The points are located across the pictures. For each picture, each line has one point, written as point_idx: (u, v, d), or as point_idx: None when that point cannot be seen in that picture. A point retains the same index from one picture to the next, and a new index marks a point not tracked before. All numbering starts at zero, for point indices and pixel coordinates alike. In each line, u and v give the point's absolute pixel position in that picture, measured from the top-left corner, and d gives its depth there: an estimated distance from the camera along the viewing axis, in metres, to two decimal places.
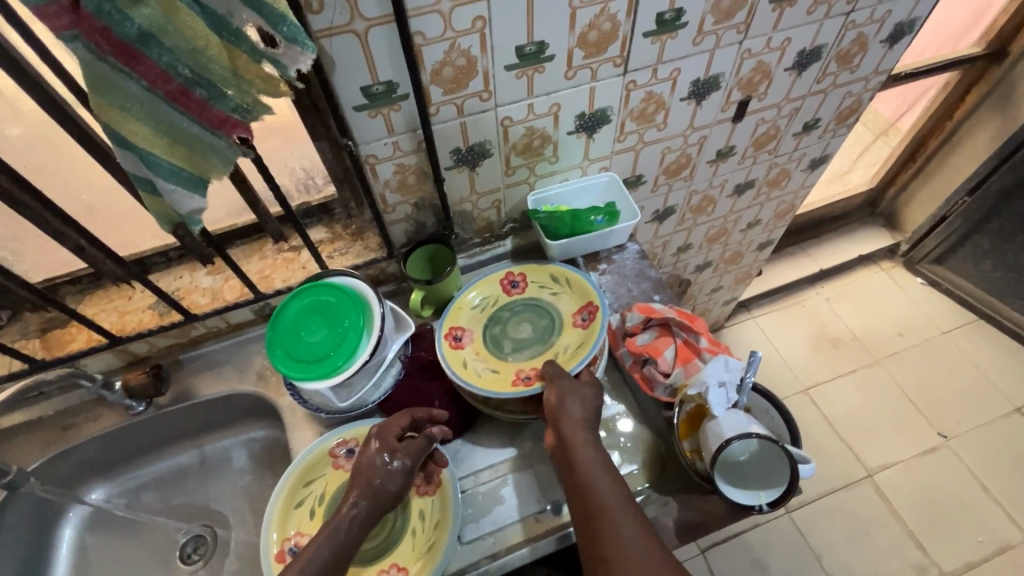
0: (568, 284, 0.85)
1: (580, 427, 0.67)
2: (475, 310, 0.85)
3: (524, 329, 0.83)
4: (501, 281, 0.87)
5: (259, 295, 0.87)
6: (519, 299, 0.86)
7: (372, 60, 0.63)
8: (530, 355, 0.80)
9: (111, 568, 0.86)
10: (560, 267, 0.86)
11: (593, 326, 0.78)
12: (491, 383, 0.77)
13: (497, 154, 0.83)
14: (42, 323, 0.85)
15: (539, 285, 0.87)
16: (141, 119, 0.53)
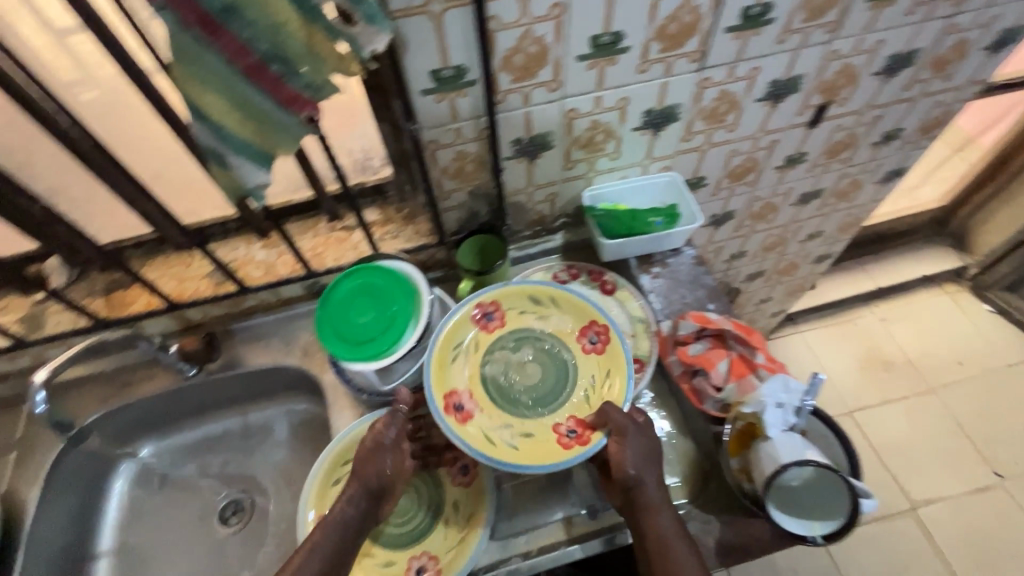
0: (557, 306, 0.78)
1: (652, 477, 0.66)
2: (463, 356, 0.76)
3: (530, 364, 0.77)
4: (473, 316, 0.78)
5: (311, 272, 0.88)
6: (505, 332, 0.78)
7: (444, 43, 0.62)
8: (556, 400, 0.74)
9: (155, 522, 0.89)
10: (538, 287, 0.78)
11: (610, 349, 0.75)
12: (534, 452, 0.69)
13: (558, 147, 0.80)
14: (107, 283, 0.89)
15: (520, 310, 0.79)
16: (218, 92, 0.53)
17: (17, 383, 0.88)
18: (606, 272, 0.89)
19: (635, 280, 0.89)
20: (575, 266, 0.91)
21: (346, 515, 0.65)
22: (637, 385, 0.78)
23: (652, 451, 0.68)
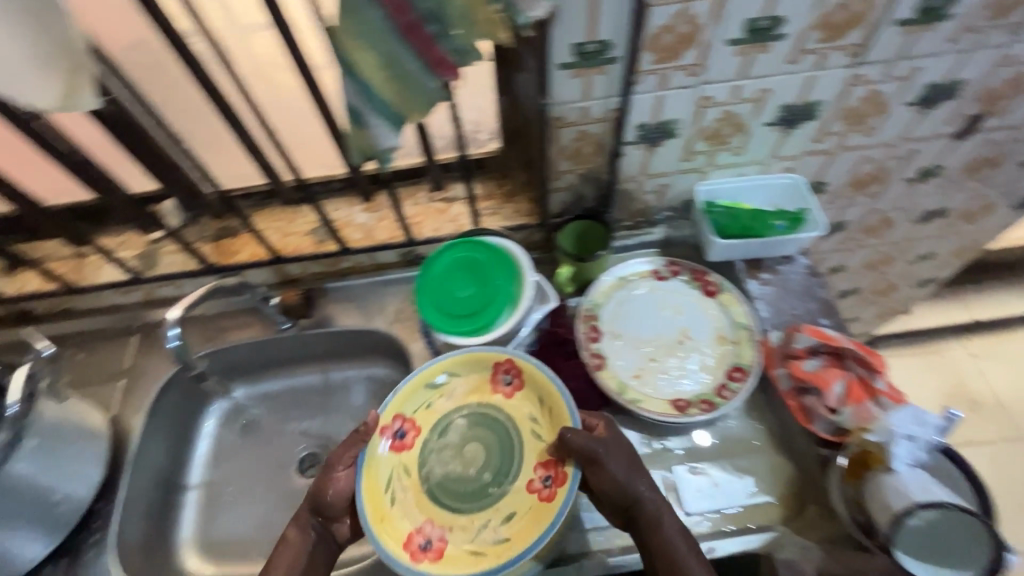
0: (446, 374, 0.75)
1: (648, 491, 0.64)
2: (399, 485, 0.72)
3: (467, 436, 0.74)
4: (387, 446, 0.73)
5: (410, 241, 0.89)
6: (424, 436, 0.75)
7: (595, 14, 0.58)
8: (507, 461, 0.72)
9: (237, 463, 0.90)
10: (424, 371, 0.74)
11: (526, 378, 0.74)
12: (524, 529, 0.67)
13: (683, 136, 0.76)
14: (216, 230, 0.92)
15: (419, 405, 0.75)
16: (372, 49, 0.52)
17: (128, 316, 0.93)
18: (709, 272, 0.85)
19: (741, 284, 0.84)
20: (679, 262, 0.87)
21: (303, 536, 0.67)
22: (737, 395, 0.74)
23: (632, 462, 0.65)
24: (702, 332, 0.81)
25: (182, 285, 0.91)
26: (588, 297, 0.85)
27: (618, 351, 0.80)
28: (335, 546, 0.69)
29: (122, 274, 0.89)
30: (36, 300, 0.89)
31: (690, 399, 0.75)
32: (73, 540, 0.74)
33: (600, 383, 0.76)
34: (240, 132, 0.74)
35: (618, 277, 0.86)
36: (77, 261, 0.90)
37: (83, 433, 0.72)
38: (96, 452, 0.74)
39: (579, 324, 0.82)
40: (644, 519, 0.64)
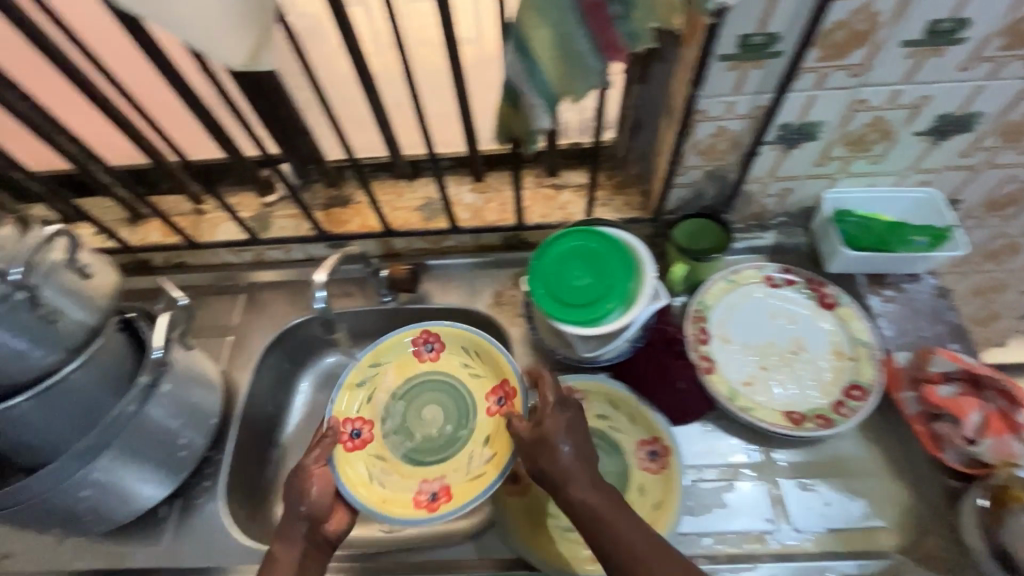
0: (373, 363, 0.82)
1: (573, 464, 0.61)
2: (376, 468, 0.77)
3: (416, 399, 0.82)
4: (347, 448, 0.77)
5: (519, 226, 0.88)
6: (379, 425, 0.80)
7: (771, 5, 0.56)
8: (465, 405, 0.80)
9: None
10: (352, 371, 0.81)
11: (443, 339, 0.83)
12: (501, 439, 0.74)
13: (823, 140, 0.73)
14: (326, 199, 0.93)
15: (362, 402, 0.80)
16: (551, 28, 0.52)
17: (236, 275, 0.96)
18: (827, 283, 0.82)
19: (862, 300, 0.81)
20: (794, 270, 0.83)
21: (288, 549, 0.68)
22: (857, 414, 0.72)
23: (572, 431, 0.62)
24: (817, 345, 0.78)
25: (290, 249, 0.93)
26: (696, 298, 0.83)
27: (729, 357, 0.78)
28: (328, 545, 0.70)
29: (238, 234, 0.92)
30: (151, 253, 0.93)
31: (804, 413, 0.73)
32: (186, 486, 0.78)
33: (711, 387, 0.75)
34: (374, 103, 0.75)
35: (729, 280, 0.84)
36: (195, 217, 0.93)
37: (203, 385, 0.75)
38: (212, 405, 0.77)
39: (688, 324, 0.80)
40: (574, 498, 0.60)
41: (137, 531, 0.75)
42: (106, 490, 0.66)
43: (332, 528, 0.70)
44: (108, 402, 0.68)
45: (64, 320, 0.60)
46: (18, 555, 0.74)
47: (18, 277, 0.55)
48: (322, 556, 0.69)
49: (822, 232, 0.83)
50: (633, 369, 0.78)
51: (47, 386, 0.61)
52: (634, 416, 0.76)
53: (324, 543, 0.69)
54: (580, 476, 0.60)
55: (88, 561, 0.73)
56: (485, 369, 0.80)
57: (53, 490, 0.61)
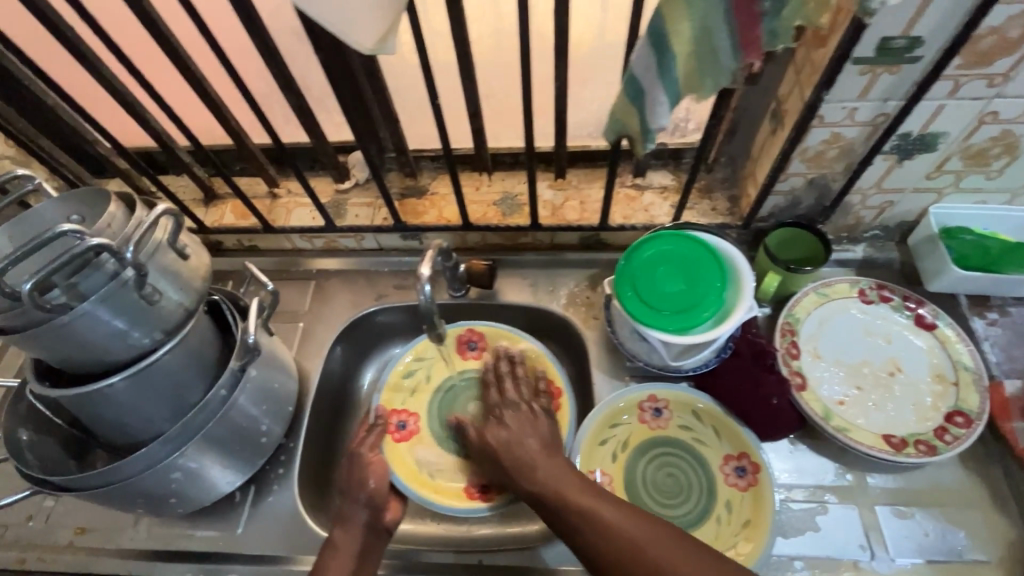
0: (417, 361, 0.89)
1: (539, 455, 0.65)
2: (426, 461, 0.83)
3: (456, 394, 0.87)
4: (397, 440, 0.84)
5: (600, 226, 0.85)
6: (424, 419, 0.86)
7: (922, 8, 0.53)
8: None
9: None
10: (393, 369, 0.87)
11: (486, 338, 0.88)
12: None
13: (942, 152, 0.69)
14: (402, 188, 0.92)
15: (406, 396, 0.87)
16: (691, 20, 0.49)
17: (307, 261, 0.95)
18: (925, 302, 0.78)
19: (965, 321, 0.78)
20: (888, 286, 0.79)
21: (349, 536, 0.66)
22: (962, 442, 0.68)
23: (534, 430, 0.69)
24: (916, 367, 0.74)
25: (363, 238, 0.92)
26: (786, 310, 0.79)
27: (821, 374, 0.75)
28: (387, 533, 0.70)
29: (312, 220, 0.91)
30: (226, 235, 0.93)
31: (904, 438, 0.70)
32: (261, 471, 0.77)
33: (804, 405, 0.72)
34: (469, 94, 0.72)
35: (820, 293, 0.80)
36: (271, 201, 0.93)
37: (282, 372, 0.75)
38: (289, 393, 0.76)
39: (778, 337, 0.77)
40: (541, 482, 0.63)
41: (215, 514, 0.75)
42: (195, 474, 0.66)
43: (389, 517, 0.71)
44: (193, 385, 0.66)
45: (164, 300, 0.59)
46: (97, 531, 0.75)
47: (130, 256, 0.53)
48: (380, 544, 0.68)
49: (923, 250, 0.79)
50: (722, 381, 0.75)
51: (143, 367, 0.59)
52: (719, 428, 0.74)
53: (383, 532, 0.69)
54: (540, 463, 0.64)
55: (166, 541, 0.74)
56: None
57: (149, 471, 0.61)
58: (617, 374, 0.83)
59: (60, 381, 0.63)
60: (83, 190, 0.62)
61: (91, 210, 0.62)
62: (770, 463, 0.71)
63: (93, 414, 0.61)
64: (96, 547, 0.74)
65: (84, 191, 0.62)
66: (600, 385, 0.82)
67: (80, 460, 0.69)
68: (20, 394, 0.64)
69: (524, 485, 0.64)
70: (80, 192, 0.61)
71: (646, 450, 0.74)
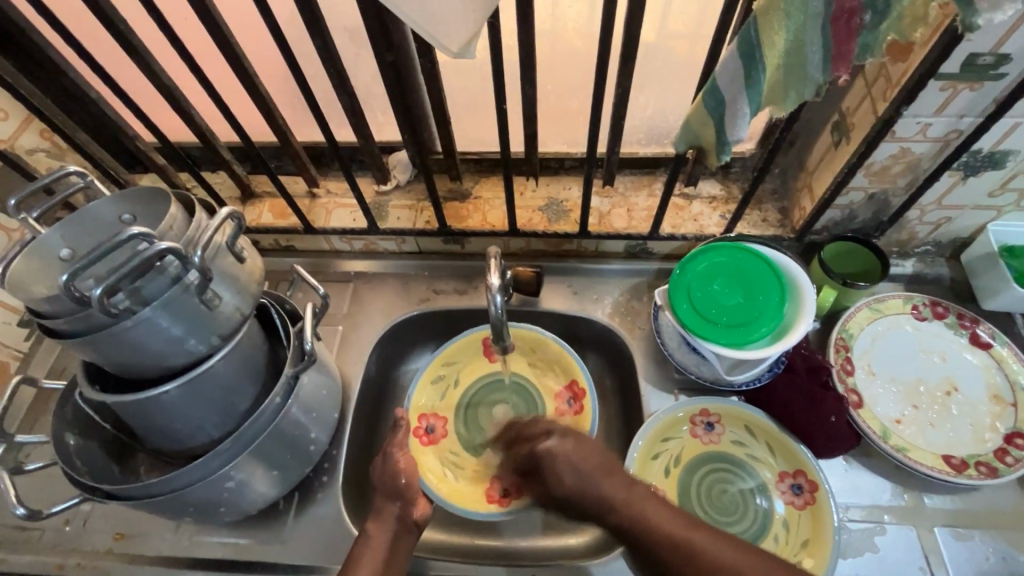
0: (446, 365, 0.87)
1: (612, 484, 0.59)
2: (449, 465, 0.82)
3: (482, 399, 0.87)
4: (423, 443, 0.84)
5: (649, 236, 0.84)
6: (452, 422, 0.86)
7: (1016, 26, 0.52)
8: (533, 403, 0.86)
9: None
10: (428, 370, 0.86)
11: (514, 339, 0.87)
12: None
13: (1009, 170, 0.68)
14: (444, 191, 0.89)
15: (436, 400, 0.86)
16: (788, 32, 0.47)
17: (344, 263, 0.93)
18: (980, 321, 0.77)
19: (1022, 341, 0.77)
20: (943, 303, 0.78)
21: (381, 529, 0.65)
22: (1023, 464, 0.68)
23: (593, 455, 0.60)
24: (972, 387, 0.74)
25: (404, 241, 0.90)
26: (841, 325, 0.78)
27: (877, 392, 0.74)
28: (416, 529, 0.68)
29: (353, 222, 0.88)
30: (263, 235, 0.90)
31: (964, 458, 0.69)
32: (303, 479, 0.76)
33: (862, 423, 0.71)
34: (528, 100, 0.70)
35: (873, 308, 0.79)
36: (309, 201, 0.90)
37: (328, 378, 0.73)
38: (334, 399, 0.74)
39: (832, 353, 0.76)
40: (621, 512, 0.58)
41: (257, 521, 0.74)
42: (245, 483, 0.65)
43: (419, 512, 0.68)
44: (244, 392, 0.64)
45: (222, 305, 0.57)
46: (135, 537, 0.73)
47: (196, 261, 0.51)
48: (409, 541, 0.67)
49: (979, 268, 0.78)
50: (778, 396, 0.73)
51: (198, 374, 0.58)
52: (773, 444, 0.73)
53: (412, 528, 0.67)
54: (619, 494, 0.59)
55: (207, 548, 0.72)
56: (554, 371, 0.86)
57: (205, 480, 0.60)
58: (665, 386, 0.81)
59: (108, 385, 0.61)
60: (138, 188, 0.60)
61: (145, 209, 0.60)
62: (827, 481, 0.70)
63: (146, 421, 0.59)
64: (133, 554, 0.72)
65: (138, 191, 0.59)
66: (648, 397, 0.80)
67: (123, 464, 0.67)
68: (66, 397, 0.62)
69: (607, 517, 0.59)
70: (135, 191, 0.59)
71: (699, 465, 0.73)
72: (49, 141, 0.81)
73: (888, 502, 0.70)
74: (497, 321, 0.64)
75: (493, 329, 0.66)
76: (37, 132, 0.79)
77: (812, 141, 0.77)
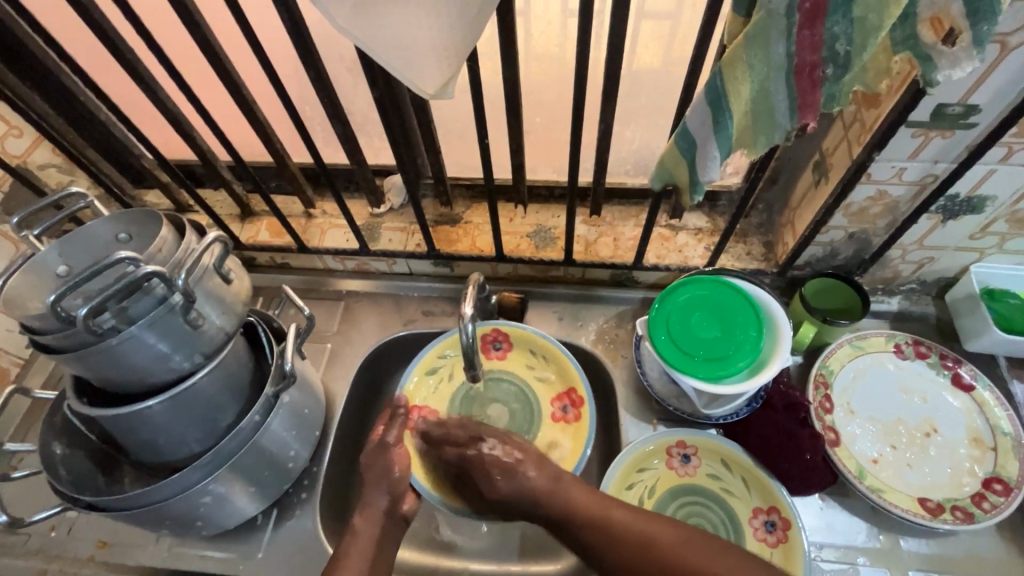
0: (442, 357, 0.86)
1: (541, 479, 0.65)
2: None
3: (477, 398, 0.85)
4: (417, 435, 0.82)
5: (633, 265, 0.85)
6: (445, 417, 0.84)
7: (983, 79, 0.53)
8: (531, 407, 0.84)
9: None
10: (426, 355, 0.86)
11: (512, 341, 0.86)
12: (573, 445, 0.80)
13: (987, 215, 0.68)
14: (435, 215, 0.91)
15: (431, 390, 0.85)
16: (752, 81, 0.49)
17: (337, 281, 0.95)
18: (963, 362, 0.77)
19: (1005, 385, 0.77)
20: (925, 342, 0.78)
21: (367, 524, 0.65)
22: (1000, 510, 0.67)
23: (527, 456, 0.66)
24: (952, 429, 0.73)
25: (395, 262, 0.92)
26: (821, 361, 0.78)
27: (855, 431, 0.74)
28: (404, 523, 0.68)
29: (346, 242, 0.90)
30: (258, 252, 0.93)
31: (940, 502, 0.69)
32: (284, 494, 0.77)
33: (839, 461, 0.71)
34: (513, 133, 0.73)
35: (855, 345, 0.79)
36: (305, 221, 0.93)
37: (312, 397, 0.75)
38: (316, 417, 0.76)
39: (811, 390, 0.76)
40: (549, 502, 0.64)
41: (235, 535, 0.75)
42: (223, 498, 0.67)
43: (408, 506, 0.69)
44: (226, 408, 0.66)
45: (206, 325, 0.59)
46: (118, 546, 0.75)
47: (180, 283, 0.54)
48: (397, 534, 0.67)
49: (962, 308, 0.78)
50: (755, 431, 0.73)
51: (180, 391, 0.59)
52: (749, 480, 0.73)
53: (400, 521, 0.67)
54: (544, 485, 0.64)
55: (186, 560, 0.74)
56: (552, 374, 0.85)
57: (181, 494, 0.62)
58: (645, 416, 0.81)
59: (95, 398, 0.64)
60: (135, 209, 0.62)
61: (140, 228, 0.63)
62: (800, 518, 0.70)
63: (128, 434, 0.61)
64: (114, 563, 0.74)
65: (135, 212, 0.62)
66: (627, 426, 0.81)
67: (108, 474, 0.69)
68: (56, 407, 0.65)
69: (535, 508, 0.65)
70: (130, 212, 0.62)
71: (673, 497, 0.74)
72: (61, 158, 0.85)
73: (863, 543, 0.69)
74: (469, 348, 0.65)
75: (465, 356, 0.67)
76: (48, 149, 0.83)
77: (795, 178, 0.78)
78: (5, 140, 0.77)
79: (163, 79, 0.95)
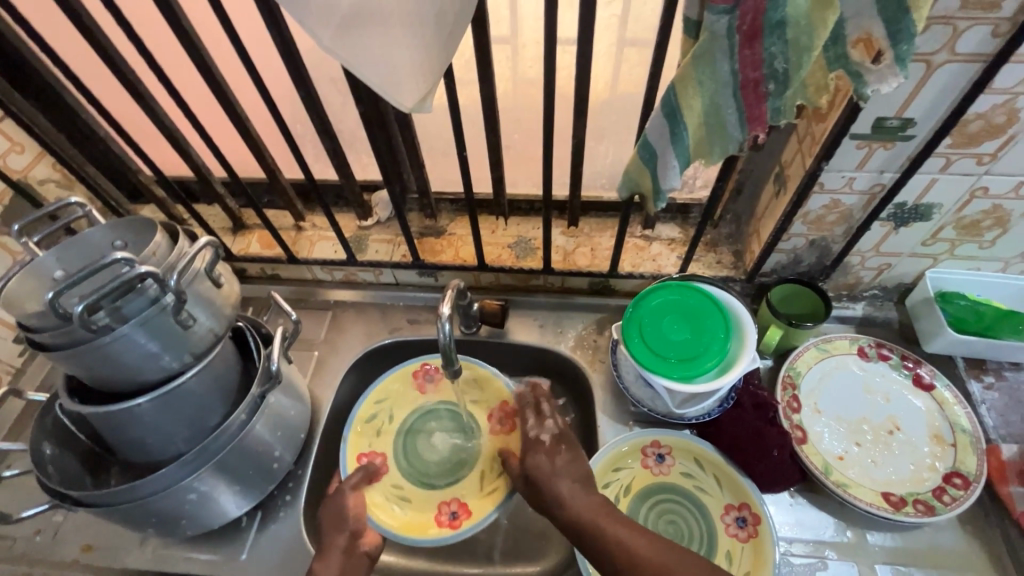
0: (378, 402, 0.86)
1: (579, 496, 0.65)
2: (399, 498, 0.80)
3: (419, 432, 0.86)
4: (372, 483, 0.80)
5: (609, 274, 0.89)
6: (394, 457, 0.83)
7: (915, 95, 0.58)
8: (466, 424, 0.86)
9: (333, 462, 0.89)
10: (364, 404, 0.84)
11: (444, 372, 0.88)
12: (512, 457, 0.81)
13: (935, 222, 0.73)
14: (421, 227, 0.95)
15: (373, 439, 0.83)
16: (703, 95, 0.53)
17: (325, 292, 0.99)
18: (923, 362, 0.80)
19: (963, 384, 0.81)
20: (887, 345, 0.82)
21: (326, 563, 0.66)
22: (960, 503, 0.70)
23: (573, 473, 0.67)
24: (914, 427, 0.76)
25: (381, 273, 0.95)
26: (789, 364, 0.81)
27: (822, 429, 0.77)
28: (367, 560, 0.69)
29: (334, 254, 0.94)
30: (249, 263, 0.96)
31: (903, 496, 0.71)
32: (268, 497, 0.79)
33: (806, 458, 0.74)
34: (493, 148, 0.77)
35: (821, 348, 0.82)
36: (296, 233, 0.96)
37: (297, 400, 0.77)
38: (300, 420, 0.78)
39: (779, 390, 0.79)
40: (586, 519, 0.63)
41: (220, 538, 0.76)
42: (207, 496, 0.68)
43: (367, 543, 0.70)
44: (212, 408, 0.68)
45: (195, 326, 0.62)
46: (103, 549, 0.76)
47: (171, 284, 0.57)
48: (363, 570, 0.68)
49: (920, 311, 0.82)
50: (724, 431, 0.76)
51: (167, 391, 0.62)
52: (721, 478, 0.76)
53: (363, 557, 0.68)
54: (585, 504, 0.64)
55: (171, 563, 0.75)
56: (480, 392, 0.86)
57: (166, 491, 0.64)
58: (621, 418, 0.84)
59: (86, 398, 0.66)
60: (130, 218, 0.66)
61: (135, 236, 0.66)
62: (770, 515, 0.72)
63: (116, 432, 0.63)
64: (100, 565, 0.75)
65: (131, 220, 0.66)
66: (604, 429, 0.83)
67: (95, 476, 0.71)
68: (48, 408, 0.67)
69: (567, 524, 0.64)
70: (127, 221, 0.66)
71: (647, 496, 0.76)
72: (60, 173, 0.88)
73: (832, 537, 0.71)
74: (447, 344, 0.68)
75: (444, 355, 0.70)
76: (49, 164, 0.87)
77: (759, 189, 0.82)
78: (7, 156, 0.80)
79: (161, 98, 1.00)
